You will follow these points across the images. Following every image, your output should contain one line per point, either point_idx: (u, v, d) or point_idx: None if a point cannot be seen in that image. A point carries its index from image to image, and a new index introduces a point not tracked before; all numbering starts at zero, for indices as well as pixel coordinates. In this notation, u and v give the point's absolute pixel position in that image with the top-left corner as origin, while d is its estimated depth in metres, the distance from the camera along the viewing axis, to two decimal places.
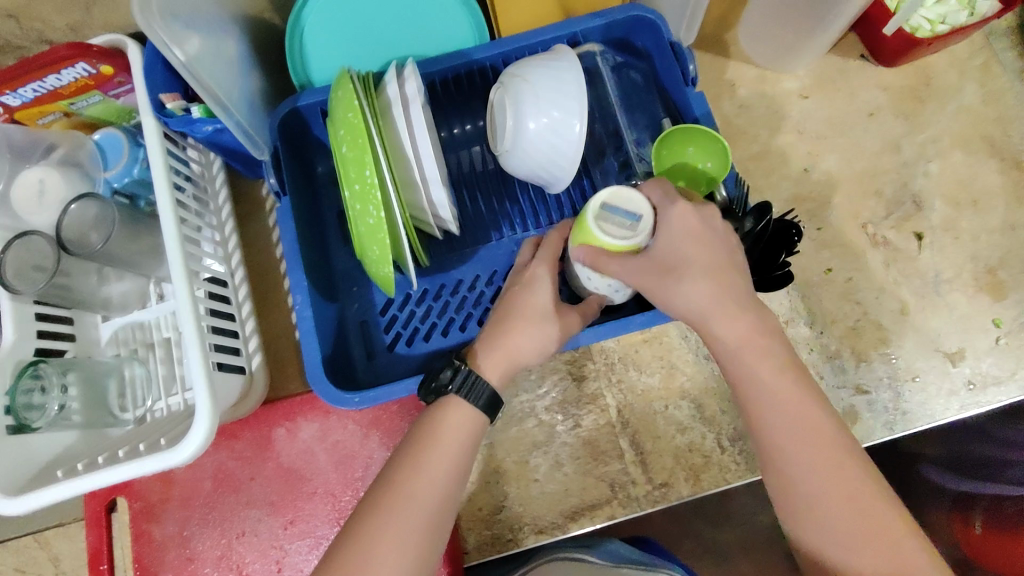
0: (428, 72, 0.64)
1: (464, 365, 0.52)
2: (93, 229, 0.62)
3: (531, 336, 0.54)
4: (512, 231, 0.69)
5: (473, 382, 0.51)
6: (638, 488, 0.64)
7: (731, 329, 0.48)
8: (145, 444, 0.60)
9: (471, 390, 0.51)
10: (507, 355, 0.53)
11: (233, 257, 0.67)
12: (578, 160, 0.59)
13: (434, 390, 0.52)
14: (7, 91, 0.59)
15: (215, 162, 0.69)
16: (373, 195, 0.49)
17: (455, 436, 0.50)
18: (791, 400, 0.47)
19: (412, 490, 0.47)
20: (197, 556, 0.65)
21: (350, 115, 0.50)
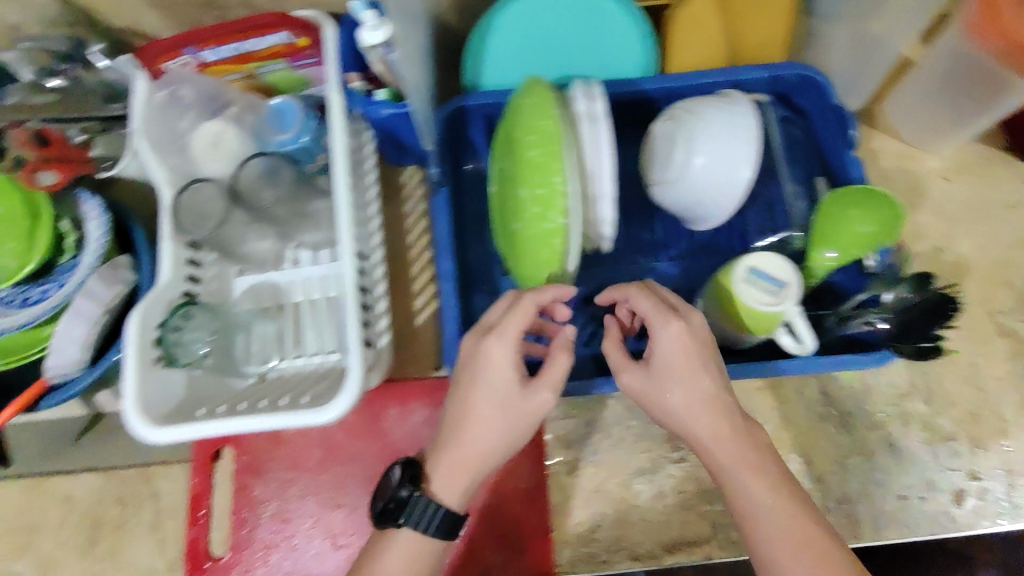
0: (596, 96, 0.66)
1: (419, 488, 0.52)
2: (268, 184, 0.65)
3: (492, 419, 0.52)
4: (642, 256, 0.69)
5: (425, 509, 0.51)
6: (737, 533, 0.65)
7: (717, 436, 0.52)
8: (288, 400, 0.60)
9: (422, 517, 0.52)
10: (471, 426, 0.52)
11: (375, 234, 0.68)
12: (738, 204, 0.61)
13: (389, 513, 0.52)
14: (210, 46, 0.63)
15: (368, 141, 0.69)
16: (559, 202, 0.52)
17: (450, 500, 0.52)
18: (785, 513, 0.50)
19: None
20: (293, 521, 0.66)
21: (543, 122, 0.52)
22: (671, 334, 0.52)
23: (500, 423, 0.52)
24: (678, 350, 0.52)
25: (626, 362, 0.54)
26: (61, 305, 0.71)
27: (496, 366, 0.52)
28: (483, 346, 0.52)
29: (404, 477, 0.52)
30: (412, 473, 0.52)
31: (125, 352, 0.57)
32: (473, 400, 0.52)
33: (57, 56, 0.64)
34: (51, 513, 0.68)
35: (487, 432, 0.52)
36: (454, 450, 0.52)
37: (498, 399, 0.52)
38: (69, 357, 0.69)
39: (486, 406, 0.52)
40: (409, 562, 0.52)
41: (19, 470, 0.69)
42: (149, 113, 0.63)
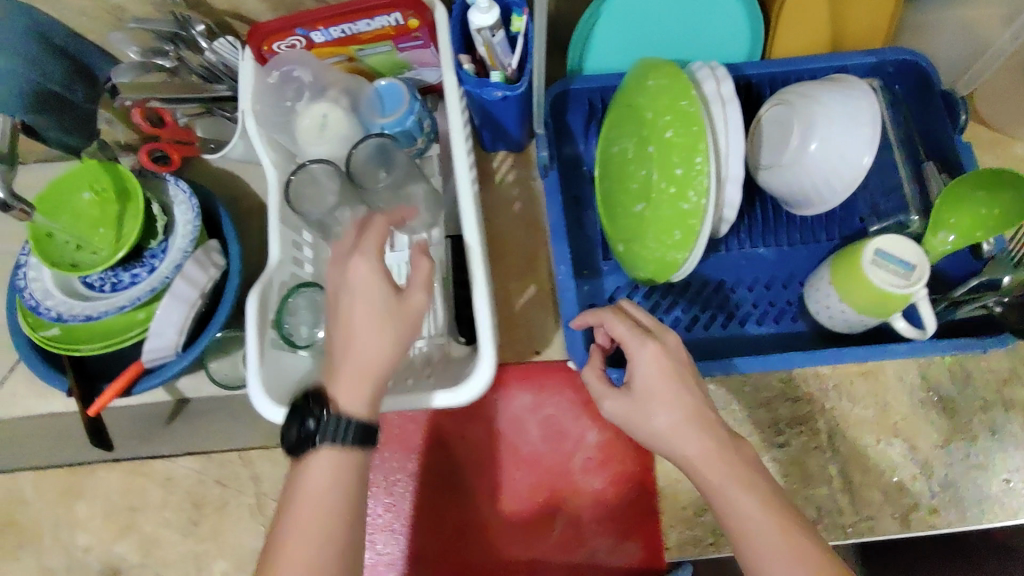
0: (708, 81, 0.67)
1: (321, 408, 0.47)
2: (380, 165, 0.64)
3: (379, 330, 0.48)
4: (739, 244, 0.70)
5: (332, 425, 0.47)
6: (844, 516, 0.66)
7: (698, 447, 0.49)
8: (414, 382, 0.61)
9: (332, 434, 0.47)
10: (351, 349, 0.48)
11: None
12: (852, 188, 0.60)
13: (299, 440, 0.48)
14: (319, 27, 0.62)
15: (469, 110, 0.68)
16: (699, 182, 0.51)
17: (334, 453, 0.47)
18: (777, 529, 0.46)
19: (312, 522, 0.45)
20: (398, 507, 0.67)
21: (683, 102, 0.52)
22: (649, 357, 0.51)
23: (380, 335, 0.48)
24: (656, 372, 0.51)
25: (608, 391, 0.55)
26: (160, 287, 0.71)
27: (362, 281, 0.50)
28: (349, 264, 0.50)
29: (308, 406, 0.47)
30: (312, 399, 0.47)
31: (246, 325, 0.56)
32: (354, 326, 0.48)
33: (159, 36, 0.62)
34: (153, 495, 0.70)
35: (370, 352, 0.48)
36: (354, 371, 0.48)
37: (376, 312, 0.49)
38: (165, 342, 0.69)
39: (367, 322, 0.48)
40: (319, 513, 0.45)
41: (123, 455, 0.71)
42: (262, 92, 0.63)
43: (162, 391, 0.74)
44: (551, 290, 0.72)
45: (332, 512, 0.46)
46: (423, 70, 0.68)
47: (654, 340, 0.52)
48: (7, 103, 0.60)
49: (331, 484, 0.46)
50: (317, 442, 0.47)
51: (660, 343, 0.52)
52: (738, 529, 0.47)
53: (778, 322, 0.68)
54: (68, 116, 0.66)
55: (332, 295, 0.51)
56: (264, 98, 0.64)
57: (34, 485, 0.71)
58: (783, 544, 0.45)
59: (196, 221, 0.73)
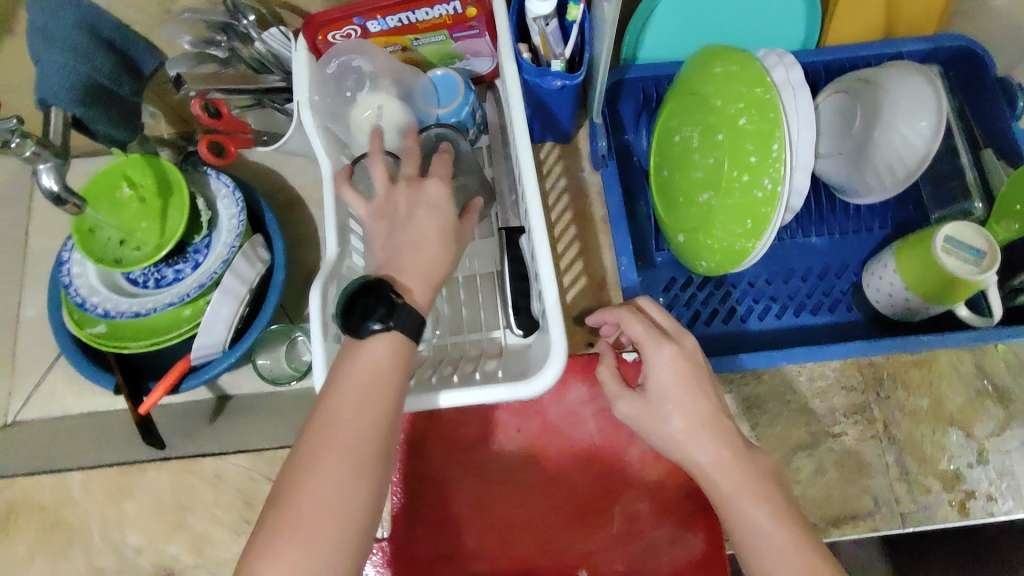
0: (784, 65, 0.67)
1: (394, 295, 0.46)
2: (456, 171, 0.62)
3: (439, 247, 0.50)
4: (792, 234, 0.69)
5: (404, 312, 0.46)
6: (903, 506, 0.65)
7: (709, 453, 0.50)
8: (482, 374, 0.60)
9: (401, 320, 0.46)
10: (413, 257, 0.50)
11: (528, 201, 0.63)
12: (915, 177, 0.60)
13: (362, 323, 0.46)
14: (378, 17, 0.62)
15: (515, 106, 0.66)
16: (774, 168, 0.51)
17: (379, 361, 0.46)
18: (782, 541, 0.46)
19: (359, 409, 0.44)
20: (455, 498, 0.65)
21: (757, 89, 0.52)
22: (666, 359, 0.51)
23: (436, 251, 0.50)
24: (670, 375, 0.51)
25: (623, 392, 0.54)
26: (209, 283, 0.69)
27: (434, 202, 0.52)
28: (425, 184, 0.53)
29: (380, 290, 0.46)
30: (387, 288, 0.47)
31: (311, 317, 0.55)
32: (417, 237, 0.51)
33: (211, 26, 0.62)
34: (203, 492, 0.68)
35: (425, 262, 0.50)
36: (411, 276, 0.49)
37: (440, 228, 0.51)
38: (212, 339, 0.68)
39: (427, 231, 0.50)
40: (362, 405, 0.45)
41: (171, 454, 0.70)
42: (320, 82, 0.63)
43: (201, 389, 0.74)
44: (603, 281, 0.71)
45: (373, 412, 0.45)
46: (474, 60, 0.68)
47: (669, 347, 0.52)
48: (58, 96, 0.59)
49: (376, 379, 0.45)
50: (382, 327, 0.46)
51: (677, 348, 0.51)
52: (740, 533, 0.48)
53: (833, 311, 0.68)
54: (116, 110, 0.66)
55: (388, 205, 0.53)
56: (321, 89, 0.63)
57: (80, 485, 0.69)
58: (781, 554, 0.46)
59: (241, 214, 0.72)
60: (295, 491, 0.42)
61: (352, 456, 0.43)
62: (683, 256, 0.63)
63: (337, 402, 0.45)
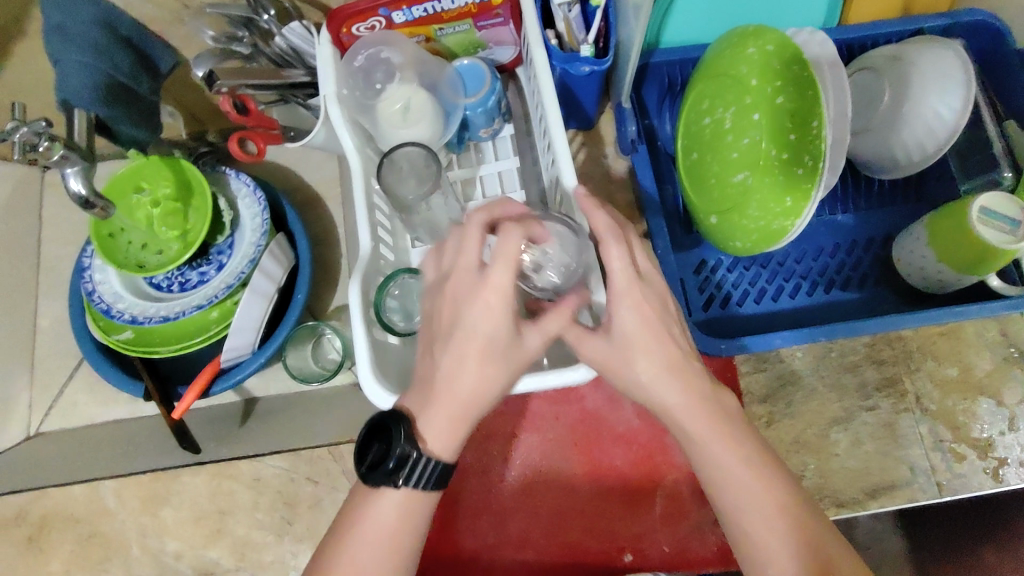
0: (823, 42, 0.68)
1: (411, 449, 0.45)
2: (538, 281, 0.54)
3: (483, 370, 0.46)
4: (818, 213, 0.70)
5: (421, 470, 0.46)
6: (937, 475, 0.66)
7: (694, 418, 0.47)
8: None
9: (418, 476, 0.46)
10: (449, 388, 0.46)
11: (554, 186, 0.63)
12: (943, 151, 0.61)
13: (378, 473, 0.46)
14: (404, 6, 0.62)
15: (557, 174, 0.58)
16: (817, 145, 0.52)
17: (389, 515, 0.46)
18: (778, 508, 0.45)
19: (360, 570, 0.45)
20: (495, 489, 0.65)
21: (797, 68, 0.53)
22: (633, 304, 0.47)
23: (473, 379, 0.45)
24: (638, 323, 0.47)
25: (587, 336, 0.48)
26: (237, 284, 0.68)
27: (488, 316, 0.45)
28: (482, 285, 0.45)
29: (396, 443, 0.45)
30: (405, 438, 0.45)
31: (353, 311, 0.54)
32: (461, 363, 0.46)
33: (234, 21, 0.61)
34: (242, 496, 0.68)
35: (459, 399, 0.46)
36: (441, 415, 0.46)
37: (486, 347, 0.45)
38: (243, 341, 0.67)
39: (468, 364, 0.45)
40: (372, 563, 0.45)
41: (206, 458, 0.69)
42: (349, 75, 0.63)
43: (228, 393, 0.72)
44: None
45: (382, 566, 0.45)
46: (497, 49, 0.69)
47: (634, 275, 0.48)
48: (80, 96, 0.59)
49: (387, 530, 0.46)
50: (400, 479, 0.46)
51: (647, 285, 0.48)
52: (736, 501, 0.46)
53: (861, 287, 0.68)
54: (135, 107, 0.65)
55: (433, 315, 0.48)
56: (350, 82, 0.63)
57: (115, 493, 0.69)
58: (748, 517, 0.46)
59: (264, 212, 0.72)
60: None
61: None
62: (717, 241, 0.64)
63: (344, 554, 0.45)
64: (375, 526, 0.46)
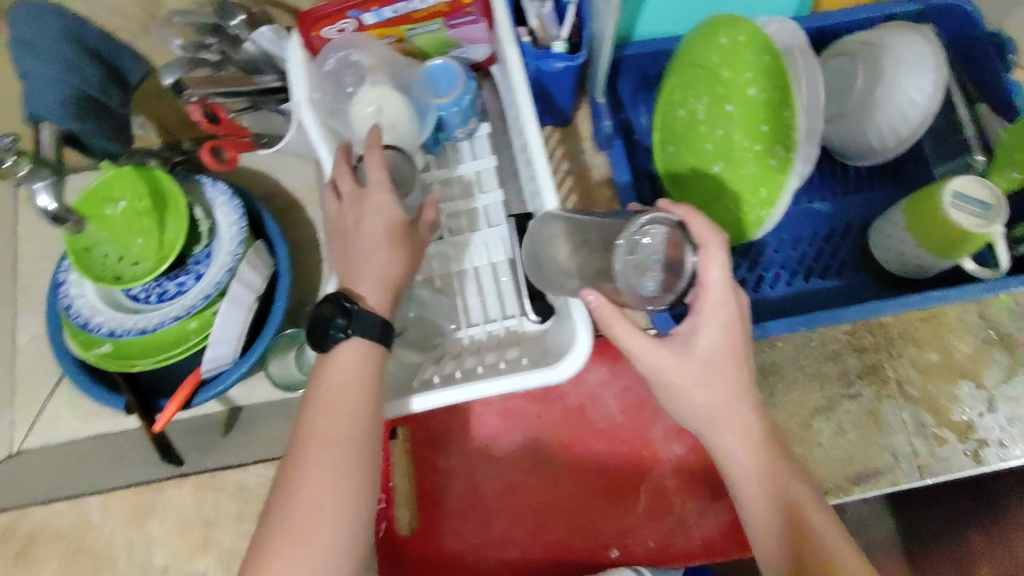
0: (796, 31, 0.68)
1: (346, 302, 0.50)
2: (622, 261, 0.44)
3: (384, 255, 0.52)
4: (797, 202, 0.70)
5: (358, 316, 0.49)
6: (920, 459, 0.66)
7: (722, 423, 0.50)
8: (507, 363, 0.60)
9: (358, 325, 0.49)
10: (364, 271, 0.52)
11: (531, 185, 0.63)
12: (917, 136, 0.61)
13: (327, 338, 0.50)
14: (373, 8, 0.61)
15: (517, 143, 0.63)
16: (788, 137, 0.52)
17: (350, 374, 0.49)
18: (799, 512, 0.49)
19: (335, 422, 0.48)
20: (480, 490, 0.65)
21: (767, 59, 0.53)
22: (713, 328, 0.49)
23: (385, 260, 0.52)
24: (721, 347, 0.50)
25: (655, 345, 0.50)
26: (214, 293, 0.67)
27: (373, 209, 0.53)
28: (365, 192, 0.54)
29: (333, 305, 0.50)
30: (343, 297, 0.50)
31: None
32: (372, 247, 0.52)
33: (202, 28, 0.61)
34: (228, 507, 0.68)
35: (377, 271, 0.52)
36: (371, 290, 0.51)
37: (386, 230, 0.53)
38: (224, 350, 0.67)
39: (377, 248, 0.52)
40: (349, 409, 0.48)
41: (189, 470, 0.69)
42: (319, 79, 0.62)
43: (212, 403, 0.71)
44: None
45: (354, 413, 0.48)
46: (470, 47, 0.68)
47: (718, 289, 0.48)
48: (51, 112, 0.58)
49: (353, 382, 0.49)
50: (345, 334, 0.49)
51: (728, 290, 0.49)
52: None
53: (840, 274, 0.69)
54: (106, 122, 0.64)
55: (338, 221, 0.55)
56: (321, 86, 0.62)
57: (101, 509, 0.68)
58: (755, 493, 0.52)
59: (242, 220, 0.71)
60: (290, 505, 0.46)
61: (340, 454, 0.47)
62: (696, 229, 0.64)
63: (315, 412, 0.48)
64: (338, 380, 0.49)
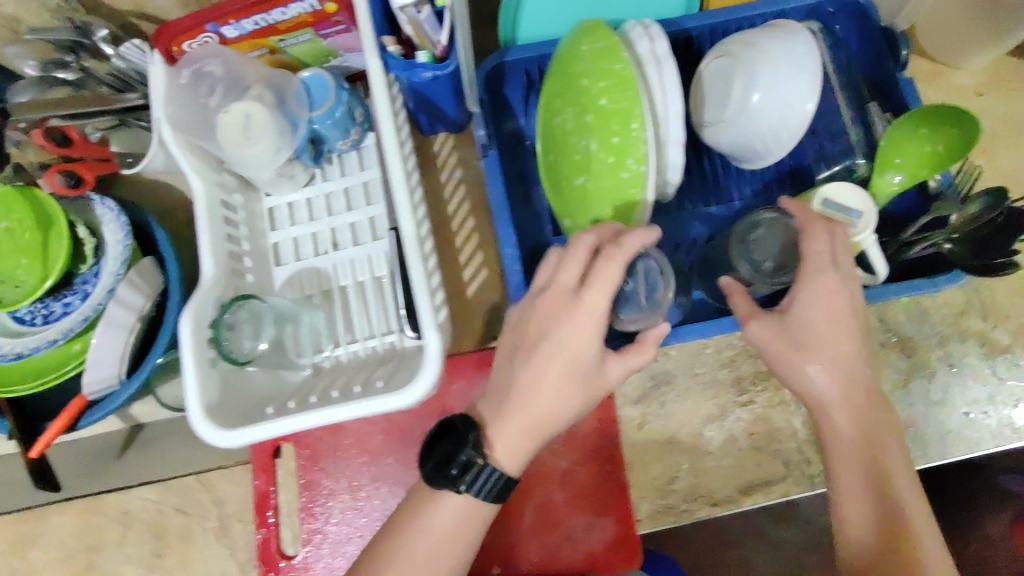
0: (686, 28, 0.64)
1: (480, 455, 0.50)
2: (745, 257, 0.59)
3: (566, 390, 0.51)
4: (694, 206, 0.68)
5: (484, 473, 0.51)
6: (811, 467, 0.66)
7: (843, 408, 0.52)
8: (363, 386, 0.59)
9: (479, 481, 0.51)
10: (537, 405, 0.51)
11: (421, 197, 0.64)
12: (797, 139, 0.59)
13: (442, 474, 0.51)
14: (231, 21, 0.59)
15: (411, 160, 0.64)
16: (636, 149, 0.51)
17: (448, 518, 0.51)
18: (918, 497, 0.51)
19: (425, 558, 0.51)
20: (365, 509, 0.66)
21: (615, 66, 0.51)
22: (821, 294, 0.52)
23: (559, 395, 0.51)
24: (826, 299, 0.52)
25: (757, 311, 0.54)
26: (92, 316, 0.66)
27: (577, 342, 0.51)
28: (579, 307, 0.50)
29: (462, 445, 0.51)
30: (473, 439, 0.50)
31: (182, 351, 0.54)
32: (530, 378, 0.51)
33: (59, 47, 0.59)
34: (112, 533, 0.67)
35: (529, 415, 0.51)
36: (516, 424, 0.51)
37: (565, 370, 0.51)
38: (104, 374, 0.65)
39: (552, 386, 0.51)
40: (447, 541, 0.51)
41: (72, 494, 0.68)
42: (174, 95, 0.59)
43: (113, 418, 0.70)
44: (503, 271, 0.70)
45: (445, 551, 0.51)
46: (349, 56, 0.66)
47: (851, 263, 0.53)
48: None
49: (456, 529, 0.51)
50: (461, 481, 0.51)
51: (838, 272, 0.52)
52: None
53: None
54: None
55: (523, 334, 0.52)
56: (179, 101, 0.60)
57: None
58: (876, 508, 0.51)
59: (128, 239, 0.68)
60: None
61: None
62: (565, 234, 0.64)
63: (408, 541, 0.51)
64: (440, 522, 0.51)
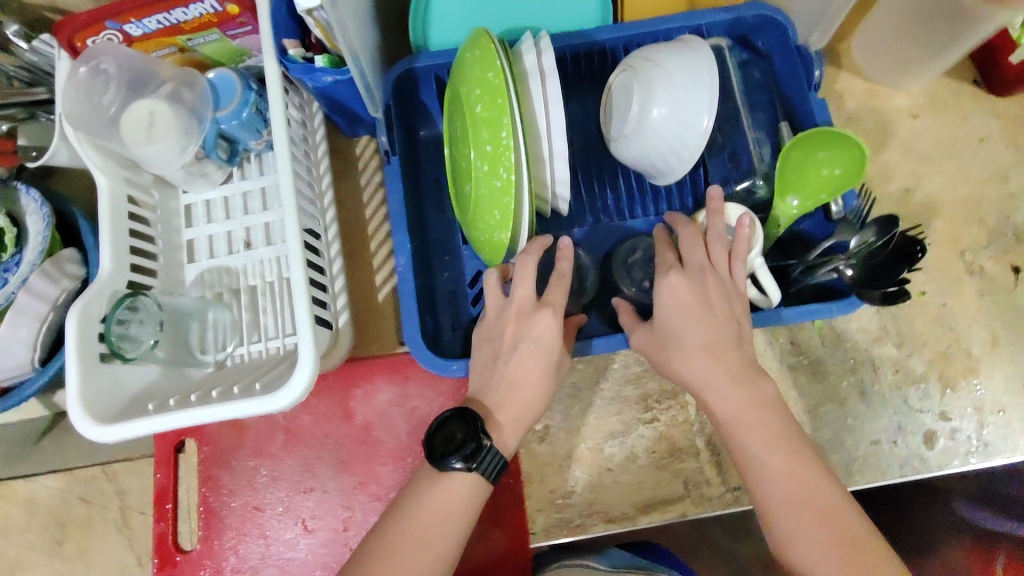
0: (602, 39, 0.63)
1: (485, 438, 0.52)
2: (625, 276, 0.63)
3: (541, 380, 0.54)
4: (609, 218, 0.66)
5: (486, 455, 0.52)
6: (711, 488, 0.65)
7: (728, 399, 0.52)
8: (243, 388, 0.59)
9: (483, 462, 0.52)
10: (510, 395, 0.54)
11: (331, 203, 0.67)
12: (697, 155, 0.57)
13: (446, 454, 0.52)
14: (132, 19, 0.60)
15: (323, 162, 0.67)
16: (504, 159, 0.50)
17: (455, 493, 0.52)
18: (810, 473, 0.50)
19: (423, 531, 0.51)
20: (263, 507, 0.67)
21: (489, 74, 0.50)
22: (673, 291, 0.54)
23: (533, 392, 0.54)
24: (680, 304, 0.53)
25: (636, 324, 0.57)
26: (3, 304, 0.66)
27: (544, 336, 0.54)
28: (535, 317, 0.54)
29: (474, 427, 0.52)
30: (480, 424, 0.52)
31: (67, 350, 0.54)
32: (507, 374, 0.54)
33: None
34: (15, 518, 0.69)
35: (521, 404, 0.54)
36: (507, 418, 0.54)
37: (540, 361, 0.54)
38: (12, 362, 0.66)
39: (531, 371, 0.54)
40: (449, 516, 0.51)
41: None
42: (72, 90, 0.60)
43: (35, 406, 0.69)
44: None
45: (441, 526, 0.51)
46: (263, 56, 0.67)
47: (705, 263, 0.55)
48: None
49: (451, 504, 0.52)
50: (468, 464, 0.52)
51: (684, 274, 0.54)
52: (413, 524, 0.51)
53: None
54: None
55: (494, 331, 0.56)
56: (77, 96, 0.60)
57: None
58: (797, 489, 0.50)
59: (48, 229, 0.68)
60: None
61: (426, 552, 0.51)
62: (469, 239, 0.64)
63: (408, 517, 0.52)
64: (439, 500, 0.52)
